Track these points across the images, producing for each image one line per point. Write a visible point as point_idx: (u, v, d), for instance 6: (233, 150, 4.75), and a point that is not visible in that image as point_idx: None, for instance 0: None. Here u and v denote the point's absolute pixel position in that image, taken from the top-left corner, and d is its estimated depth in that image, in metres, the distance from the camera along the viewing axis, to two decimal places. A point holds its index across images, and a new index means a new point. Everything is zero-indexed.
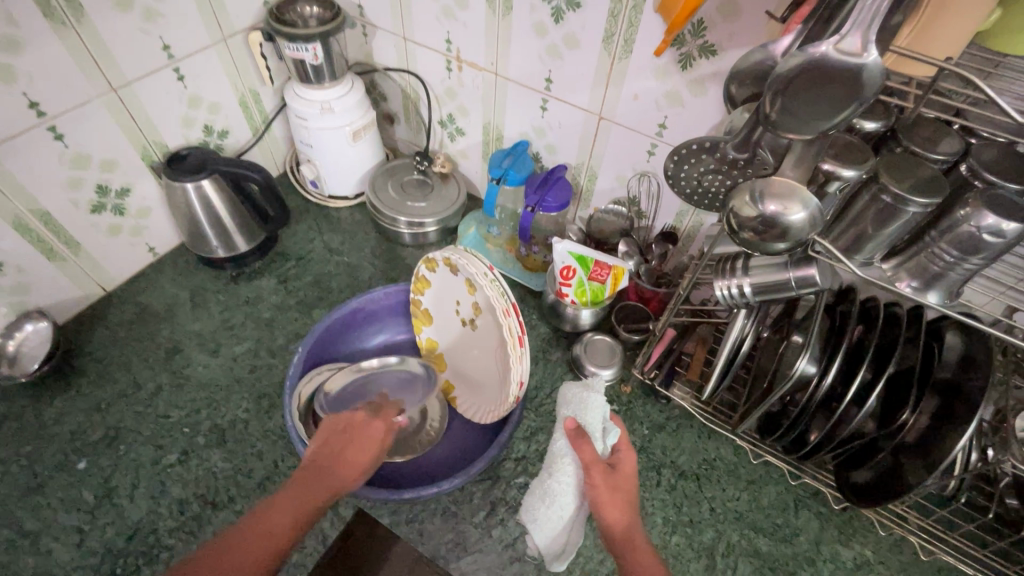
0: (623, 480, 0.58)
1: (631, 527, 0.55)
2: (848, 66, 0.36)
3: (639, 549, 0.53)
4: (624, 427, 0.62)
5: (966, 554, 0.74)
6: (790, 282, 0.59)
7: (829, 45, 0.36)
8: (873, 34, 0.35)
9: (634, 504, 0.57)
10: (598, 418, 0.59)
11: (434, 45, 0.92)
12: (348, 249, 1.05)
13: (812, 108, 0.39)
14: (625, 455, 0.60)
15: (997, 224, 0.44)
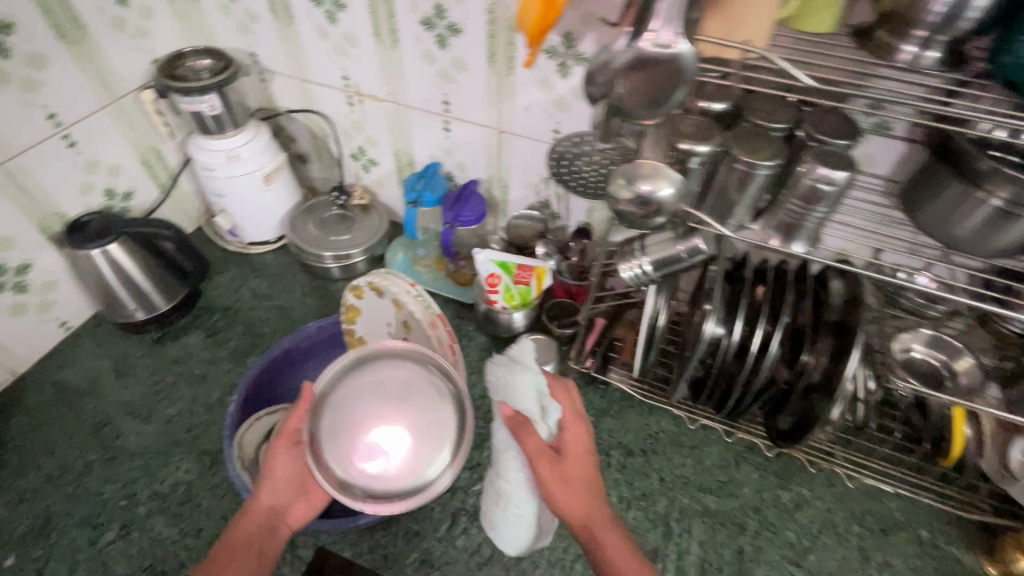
0: (572, 461, 0.59)
1: (590, 504, 0.58)
2: (665, 55, 0.43)
3: (598, 524, 0.58)
4: (568, 399, 0.61)
5: (884, 473, 0.82)
6: (682, 254, 0.65)
7: (648, 39, 0.43)
8: (678, 28, 0.42)
9: (589, 480, 0.59)
10: (534, 401, 0.58)
11: (332, 82, 0.95)
12: (277, 292, 1.04)
13: (647, 97, 0.45)
14: (574, 428, 0.60)
15: (829, 174, 0.52)
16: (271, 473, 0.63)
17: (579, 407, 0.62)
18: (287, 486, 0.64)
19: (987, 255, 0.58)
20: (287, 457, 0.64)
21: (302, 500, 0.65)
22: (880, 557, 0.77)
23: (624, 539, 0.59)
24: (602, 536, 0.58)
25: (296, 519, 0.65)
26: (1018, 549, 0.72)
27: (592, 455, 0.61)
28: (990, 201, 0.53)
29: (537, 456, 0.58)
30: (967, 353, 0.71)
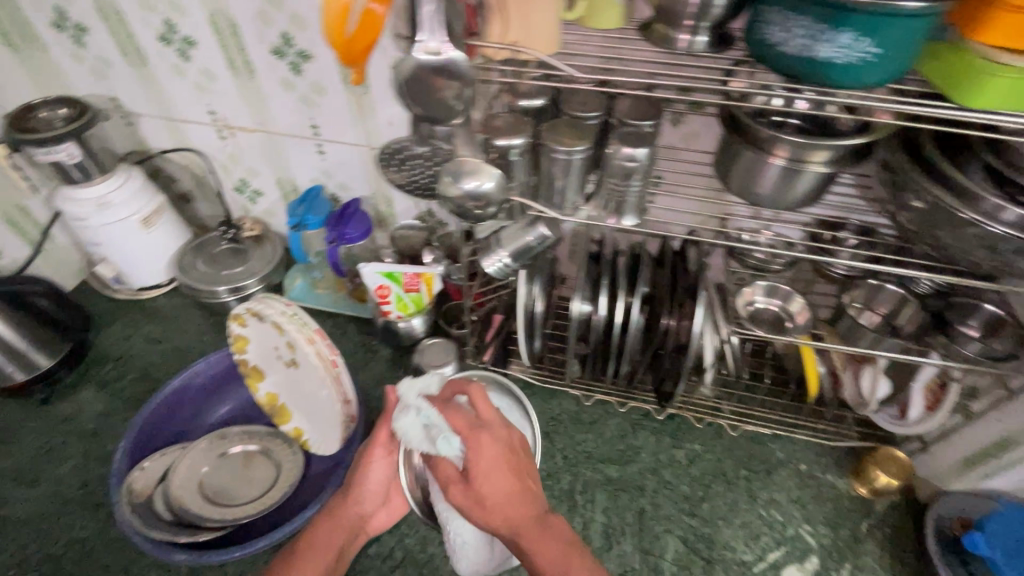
0: (480, 480, 0.56)
1: (510, 515, 0.55)
2: (438, 62, 0.46)
3: (523, 533, 0.55)
4: (463, 417, 0.60)
5: (765, 420, 0.89)
6: (533, 242, 0.68)
7: (420, 48, 0.46)
8: (443, 39, 0.45)
9: (505, 492, 0.56)
10: (422, 437, 0.62)
11: (200, 118, 0.96)
12: (173, 334, 1.02)
13: (439, 100, 0.49)
14: (477, 445, 0.57)
15: (632, 151, 0.58)
16: (365, 483, 0.71)
17: (482, 420, 0.60)
18: (377, 495, 0.72)
19: (790, 206, 0.66)
20: (381, 465, 0.71)
21: (382, 511, 0.74)
22: (766, 495, 0.83)
23: (559, 537, 0.55)
24: (531, 543, 0.55)
25: (374, 525, 0.74)
26: (878, 466, 0.80)
27: (502, 465, 0.57)
28: (776, 160, 0.61)
29: (445, 484, 0.58)
30: (797, 294, 0.79)
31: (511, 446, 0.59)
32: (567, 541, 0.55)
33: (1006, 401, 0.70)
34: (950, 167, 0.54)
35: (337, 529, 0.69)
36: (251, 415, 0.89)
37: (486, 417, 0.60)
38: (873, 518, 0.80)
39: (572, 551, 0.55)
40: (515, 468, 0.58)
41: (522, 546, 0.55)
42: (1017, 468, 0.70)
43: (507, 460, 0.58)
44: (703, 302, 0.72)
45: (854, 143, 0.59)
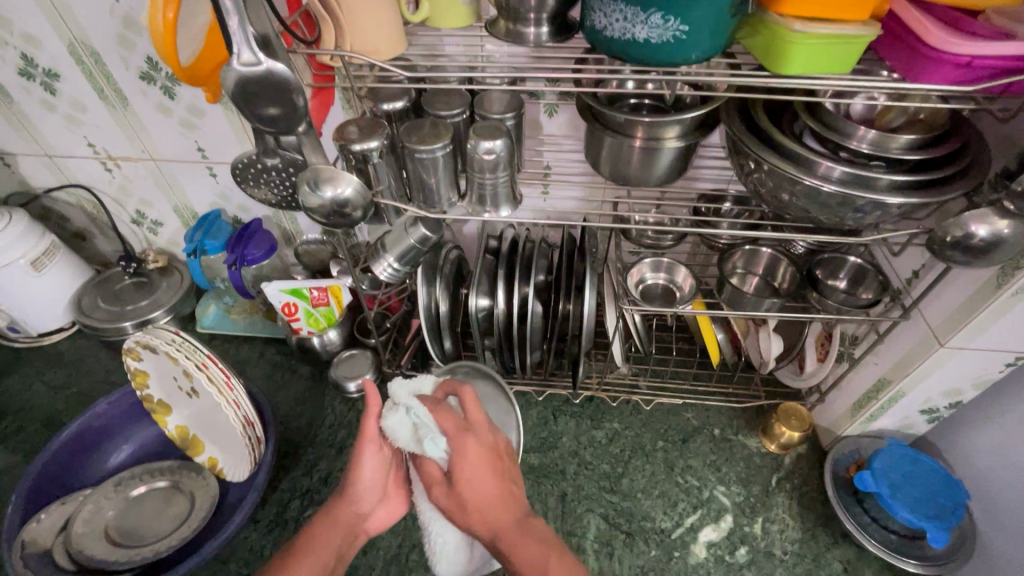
0: (463, 485, 0.56)
1: (492, 519, 0.56)
2: (257, 72, 0.46)
3: (504, 537, 0.55)
4: (449, 419, 0.59)
5: (677, 390, 0.92)
6: (415, 244, 0.70)
7: (236, 60, 0.45)
8: (256, 49, 0.45)
9: (490, 498, 0.56)
10: (410, 435, 0.59)
11: (81, 152, 0.93)
12: (76, 378, 0.97)
13: (275, 114, 0.50)
14: (462, 448, 0.57)
15: (487, 144, 0.59)
16: (357, 480, 0.63)
17: (470, 423, 0.59)
18: (376, 488, 0.65)
19: (657, 183, 0.67)
20: (375, 459, 0.64)
21: (380, 509, 0.67)
22: (682, 463, 0.85)
23: (539, 540, 0.55)
24: (509, 547, 0.55)
25: (373, 525, 0.66)
26: (781, 422, 0.84)
27: (485, 468, 0.57)
28: (635, 143, 0.62)
29: (429, 483, 0.58)
30: (680, 266, 0.83)
31: (498, 452, 0.60)
32: (547, 543, 0.55)
33: (879, 343, 0.75)
34: (779, 136, 0.57)
35: (334, 530, 0.62)
36: (160, 451, 0.86)
37: (474, 422, 0.60)
38: (782, 471, 0.84)
39: (550, 551, 0.55)
40: (499, 471, 0.58)
41: (501, 549, 0.55)
42: (896, 405, 0.75)
43: (492, 463, 0.58)
44: (591, 279, 0.76)
45: (699, 115, 0.61)
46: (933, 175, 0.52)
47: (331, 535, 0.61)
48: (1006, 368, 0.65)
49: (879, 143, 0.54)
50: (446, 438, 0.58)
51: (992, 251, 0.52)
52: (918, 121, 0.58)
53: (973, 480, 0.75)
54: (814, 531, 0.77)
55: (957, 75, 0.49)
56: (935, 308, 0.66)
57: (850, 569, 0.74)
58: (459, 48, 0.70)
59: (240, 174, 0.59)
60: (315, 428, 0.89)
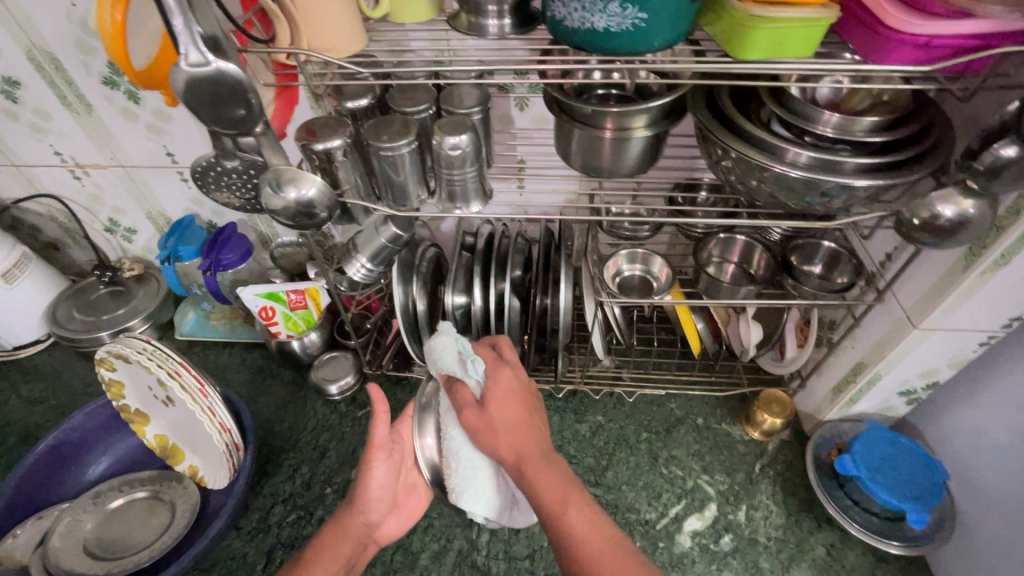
0: (493, 405, 0.56)
1: (517, 443, 0.54)
2: (206, 72, 0.45)
3: (527, 460, 0.52)
4: (488, 355, 0.61)
5: (660, 381, 0.92)
6: (386, 244, 0.70)
7: (183, 60, 0.44)
8: (204, 49, 0.44)
9: (518, 421, 0.55)
10: (454, 359, 0.60)
11: (47, 160, 0.91)
12: (53, 392, 0.96)
13: (229, 114, 0.49)
14: (497, 374, 0.59)
15: (453, 140, 0.58)
16: (366, 490, 0.61)
17: (504, 361, 0.61)
18: (386, 500, 0.63)
19: (628, 174, 0.66)
20: (383, 468, 0.61)
21: (391, 517, 0.65)
22: (666, 453, 0.85)
23: (560, 476, 0.52)
24: (531, 474, 0.52)
25: (384, 533, 0.65)
26: (763, 409, 0.84)
27: (515, 397, 0.57)
28: (604, 134, 0.61)
29: (460, 407, 0.57)
30: (656, 256, 0.83)
31: (528, 390, 0.60)
32: (570, 480, 0.52)
33: (855, 327, 0.75)
34: (745, 123, 0.57)
35: (347, 539, 0.60)
36: (139, 462, 0.85)
37: (509, 360, 0.62)
38: (765, 458, 0.84)
39: (572, 486, 0.51)
40: (528, 405, 0.58)
41: (523, 475, 0.52)
42: (874, 387, 0.75)
43: (522, 396, 0.58)
44: (566, 272, 0.76)
45: (665, 105, 0.61)
46: (898, 155, 0.52)
47: (343, 549, 0.58)
48: (979, 347, 0.65)
49: (843, 127, 0.54)
50: (485, 364, 0.59)
51: (958, 232, 0.52)
52: (882, 104, 0.58)
53: (952, 460, 0.75)
54: (797, 516, 0.78)
55: (919, 56, 0.49)
56: (908, 290, 0.66)
57: (833, 553, 0.74)
58: (424, 43, 0.69)
59: (200, 177, 0.57)
60: (296, 432, 0.88)
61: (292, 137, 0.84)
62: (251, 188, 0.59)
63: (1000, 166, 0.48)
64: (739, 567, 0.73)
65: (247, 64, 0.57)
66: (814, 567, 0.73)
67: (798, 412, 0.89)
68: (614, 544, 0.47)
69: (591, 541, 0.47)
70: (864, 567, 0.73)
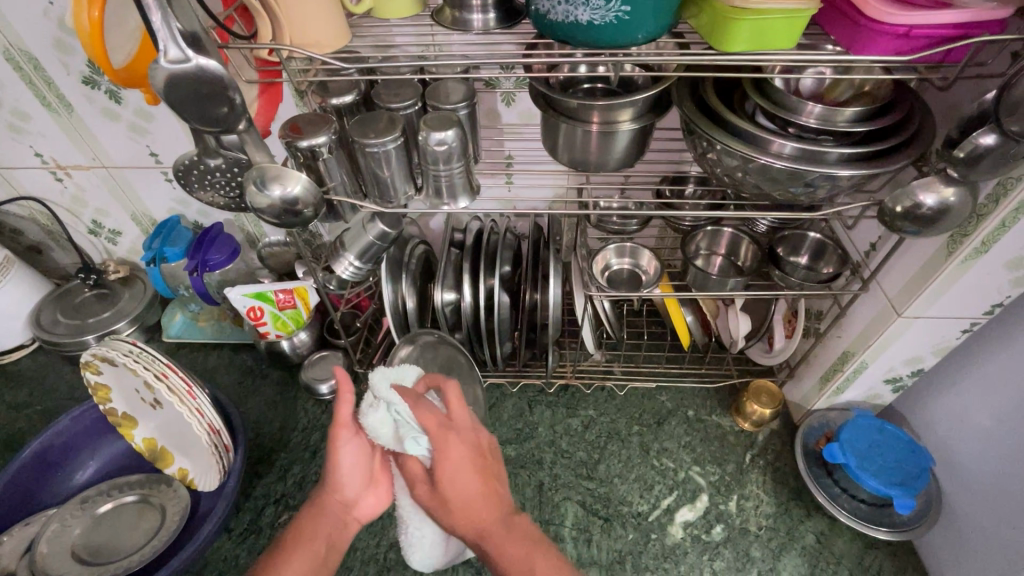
0: (444, 483, 0.51)
1: (476, 521, 0.51)
2: (187, 69, 0.45)
3: (488, 537, 0.51)
4: (430, 413, 0.53)
5: (651, 374, 0.93)
6: (374, 241, 0.69)
7: (163, 56, 0.44)
8: (184, 45, 0.44)
9: (475, 495, 0.51)
10: (389, 432, 0.55)
11: (27, 161, 0.90)
12: (38, 396, 0.94)
13: (212, 113, 0.48)
14: (444, 447, 0.51)
15: (439, 136, 0.58)
16: (335, 468, 0.58)
17: (452, 420, 0.54)
18: (359, 470, 0.60)
19: (615, 167, 0.66)
20: (353, 446, 0.59)
21: (371, 494, 0.61)
22: (657, 446, 0.85)
23: (525, 540, 0.52)
24: (495, 548, 0.51)
25: (365, 510, 0.61)
26: (752, 400, 0.85)
27: (468, 466, 0.52)
28: (591, 128, 0.61)
29: (412, 483, 0.54)
30: (644, 250, 0.83)
31: (482, 449, 0.54)
32: (535, 543, 0.52)
33: (841, 316, 0.76)
34: (730, 114, 0.57)
35: (325, 518, 0.59)
36: (127, 466, 0.84)
37: (455, 417, 0.54)
38: (755, 448, 0.85)
39: (537, 552, 0.51)
40: (484, 470, 0.53)
41: (485, 550, 0.51)
42: (861, 376, 0.76)
43: (476, 460, 0.53)
44: (555, 268, 0.77)
45: (651, 97, 0.61)
46: (881, 145, 0.53)
47: (317, 533, 0.58)
48: (962, 334, 0.66)
49: (826, 117, 0.54)
50: (427, 436, 0.53)
51: (940, 220, 0.52)
52: (864, 94, 0.59)
53: (938, 447, 0.76)
54: (787, 505, 0.79)
55: (897, 46, 0.49)
56: (892, 279, 0.67)
57: (823, 540, 0.75)
58: (409, 39, 0.69)
59: (182, 175, 0.57)
60: (287, 433, 0.88)
61: (276, 135, 0.83)
62: (236, 187, 0.58)
63: (979, 154, 0.49)
64: (731, 556, 0.74)
65: (230, 61, 0.57)
66: (804, 554, 0.74)
67: (787, 402, 0.90)
68: None
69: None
70: (853, 554, 0.74)
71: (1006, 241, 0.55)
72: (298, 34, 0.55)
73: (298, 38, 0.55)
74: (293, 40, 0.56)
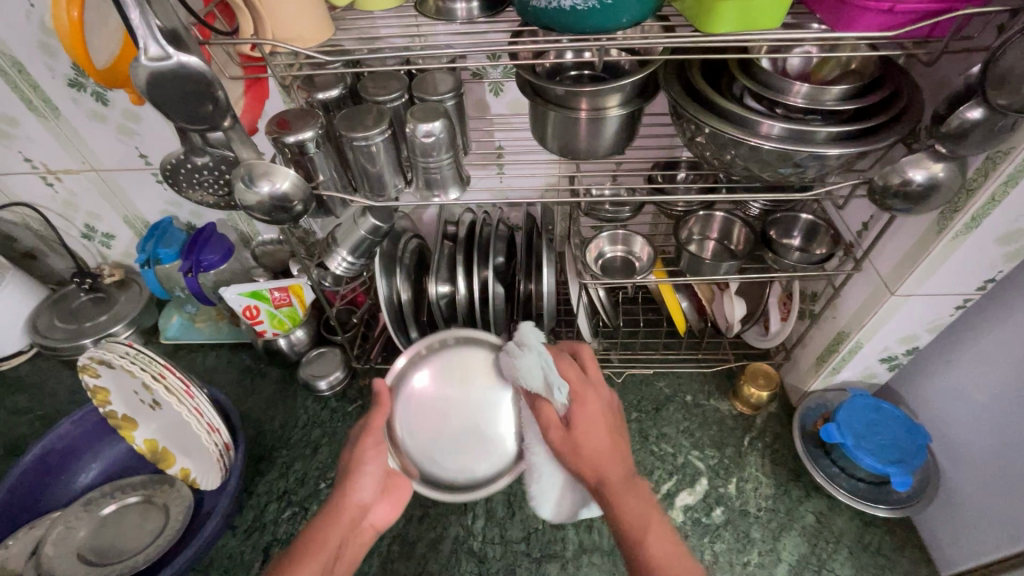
0: (583, 430, 0.57)
1: (601, 469, 0.55)
2: (169, 66, 0.44)
3: (608, 485, 0.54)
4: (575, 374, 0.61)
5: (648, 360, 0.93)
6: (365, 235, 0.70)
7: (145, 55, 0.44)
8: (165, 43, 0.44)
9: (604, 448, 0.57)
10: (538, 377, 0.61)
11: (17, 167, 0.89)
12: (39, 401, 0.94)
13: (195, 111, 0.48)
14: (584, 400, 0.59)
15: (427, 128, 0.58)
16: (357, 470, 0.62)
17: (589, 378, 0.61)
18: (375, 481, 0.63)
19: (605, 154, 0.66)
20: (376, 455, 0.63)
21: (383, 502, 0.64)
22: (657, 431, 0.85)
23: (644, 499, 0.54)
24: (616, 499, 0.53)
25: (374, 520, 0.63)
26: (749, 383, 0.85)
27: (602, 424, 0.58)
28: (580, 115, 0.61)
29: (547, 425, 0.59)
30: (637, 237, 0.83)
31: (612, 409, 0.61)
32: (650, 509, 0.53)
33: (836, 297, 0.76)
34: (715, 97, 0.57)
35: (335, 527, 0.59)
36: (128, 468, 0.84)
37: (592, 377, 0.62)
38: (753, 431, 0.85)
39: (654, 514, 0.53)
40: (613, 430, 0.59)
41: (605, 498, 0.54)
42: (856, 356, 0.77)
43: (607, 417, 0.59)
44: (548, 258, 0.77)
45: (638, 82, 0.60)
46: (868, 123, 0.52)
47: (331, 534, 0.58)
48: (955, 311, 0.67)
49: (813, 97, 0.54)
50: (571, 388, 0.59)
51: (929, 197, 0.52)
52: (852, 72, 0.59)
53: (936, 425, 0.76)
54: (786, 486, 0.79)
55: (882, 22, 0.49)
56: (884, 258, 0.67)
57: (822, 520, 0.76)
58: (393, 31, 0.69)
59: (169, 174, 0.57)
60: (287, 430, 0.88)
61: (261, 132, 0.84)
62: (223, 186, 0.59)
63: (966, 129, 0.49)
64: (731, 538, 0.75)
65: (212, 59, 0.57)
66: (804, 534, 0.75)
67: (784, 385, 0.90)
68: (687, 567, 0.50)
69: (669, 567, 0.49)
70: (852, 532, 0.75)
71: (996, 215, 0.55)
72: (281, 26, 0.55)
73: (280, 30, 0.55)
74: (275, 32, 0.55)
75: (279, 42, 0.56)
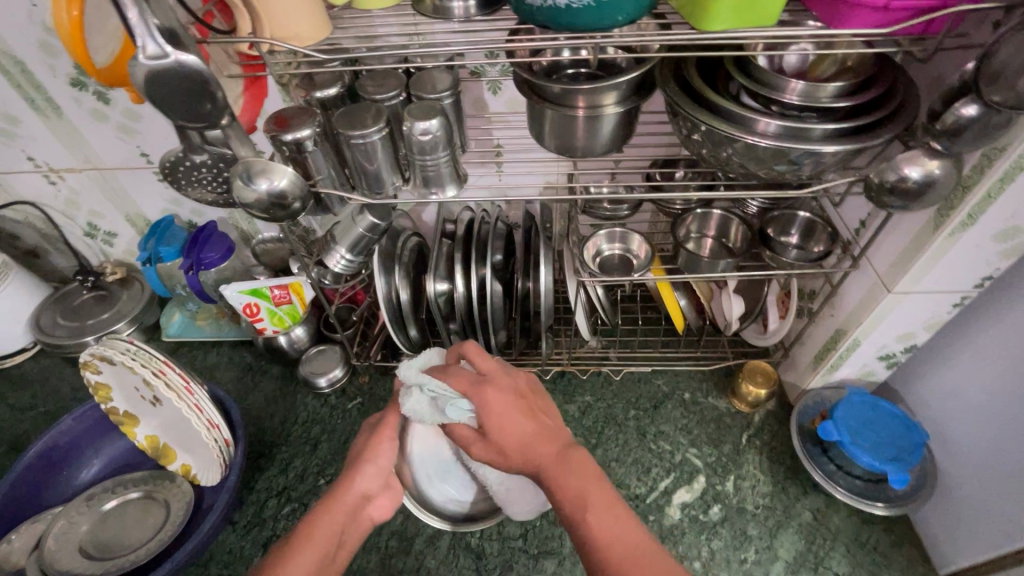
0: (496, 431, 0.55)
1: (530, 455, 0.54)
2: (166, 65, 0.45)
3: (544, 470, 0.54)
4: (460, 383, 0.58)
5: (646, 358, 0.93)
6: (363, 233, 0.70)
7: (144, 53, 0.44)
8: (162, 41, 0.44)
9: (525, 434, 0.55)
10: (431, 409, 0.61)
11: (20, 166, 0.90)
12: (42, 398, 0.95)
13: (192, 109, 0.48)
14: (481, 399, 0.56)
15: (423, 126, 0.58)
16: (365, 459, 0.62)
17: (484, 376, 0.58)
18: (381, 474, 0.62)
19: (603, 152, 0.66)
20: (386, 446, 0.64)
21: (387, 494, 0.63)
22: (655, 429, 0.86)
23: (579, 468, 0.54)
24: (553, 478, 0.53)
25: (376, 512, 0.61)
26: (747, 381, 0.85)
27: (514, 410, 0.56)
28: (578, 113, 0.61)
29: (466, 442, 0.58)
30: (634, 235, 0.84)
31: (521, 391, 0.59)
32: (589, 477, 0.53)
33: (834, 295, 0.76)
34: (712, 94, 0.57)
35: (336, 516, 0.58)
36: (129, 464, 0.85)
37: (488, 372, 0.59)
38: (751, 428, 0.85)
39: (592, 482, 0.53)
40: (529, 409, 0.57)
41: (545, 482, 0.54)
42: (854, 354, 0.76)
43: (518, 400, 0.57)
44: (545, 256, 0.78)
45: (634, 79, 0.60)
46: (864, 120, 0.52)
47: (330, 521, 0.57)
48: (953, 309, 0.67)
49: (809, 94, 0.54)
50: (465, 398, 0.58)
51: (925, 194, 0.52)
52: (848, 69, 0.59)
53: (935, 423, 0.76)
54: (784, 483, 0.79)
55: (878, 19, 0.49)
56: (882, 255, 0.67)
57: (820, 517, 0.76)
58: (391, 30, 0.69)
59: (167, 171, 0.57)
60: (287, 427, 0.89)
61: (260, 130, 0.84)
62: (222, 185, 0.59)
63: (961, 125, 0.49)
64: (728, 535, 0.75)
65: (211, 57, 0.57)
66: (801, 531, 0.75)
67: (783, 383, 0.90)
68: (635, 531, 0.50)
69: (615, 536, 0.49)
70: (849, 529, 0.75)
71: (993, 212, 0.55)
72: (277, 23, 0.55)
73: (277, 27, 0.55)
74: (270, 29, 0.55)
75: (276, 39, 0.56)
